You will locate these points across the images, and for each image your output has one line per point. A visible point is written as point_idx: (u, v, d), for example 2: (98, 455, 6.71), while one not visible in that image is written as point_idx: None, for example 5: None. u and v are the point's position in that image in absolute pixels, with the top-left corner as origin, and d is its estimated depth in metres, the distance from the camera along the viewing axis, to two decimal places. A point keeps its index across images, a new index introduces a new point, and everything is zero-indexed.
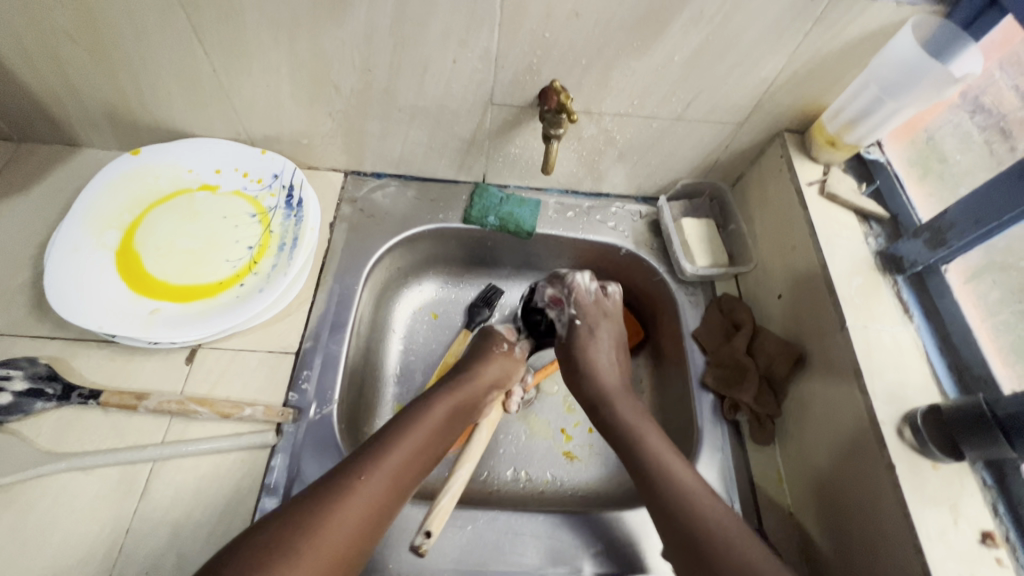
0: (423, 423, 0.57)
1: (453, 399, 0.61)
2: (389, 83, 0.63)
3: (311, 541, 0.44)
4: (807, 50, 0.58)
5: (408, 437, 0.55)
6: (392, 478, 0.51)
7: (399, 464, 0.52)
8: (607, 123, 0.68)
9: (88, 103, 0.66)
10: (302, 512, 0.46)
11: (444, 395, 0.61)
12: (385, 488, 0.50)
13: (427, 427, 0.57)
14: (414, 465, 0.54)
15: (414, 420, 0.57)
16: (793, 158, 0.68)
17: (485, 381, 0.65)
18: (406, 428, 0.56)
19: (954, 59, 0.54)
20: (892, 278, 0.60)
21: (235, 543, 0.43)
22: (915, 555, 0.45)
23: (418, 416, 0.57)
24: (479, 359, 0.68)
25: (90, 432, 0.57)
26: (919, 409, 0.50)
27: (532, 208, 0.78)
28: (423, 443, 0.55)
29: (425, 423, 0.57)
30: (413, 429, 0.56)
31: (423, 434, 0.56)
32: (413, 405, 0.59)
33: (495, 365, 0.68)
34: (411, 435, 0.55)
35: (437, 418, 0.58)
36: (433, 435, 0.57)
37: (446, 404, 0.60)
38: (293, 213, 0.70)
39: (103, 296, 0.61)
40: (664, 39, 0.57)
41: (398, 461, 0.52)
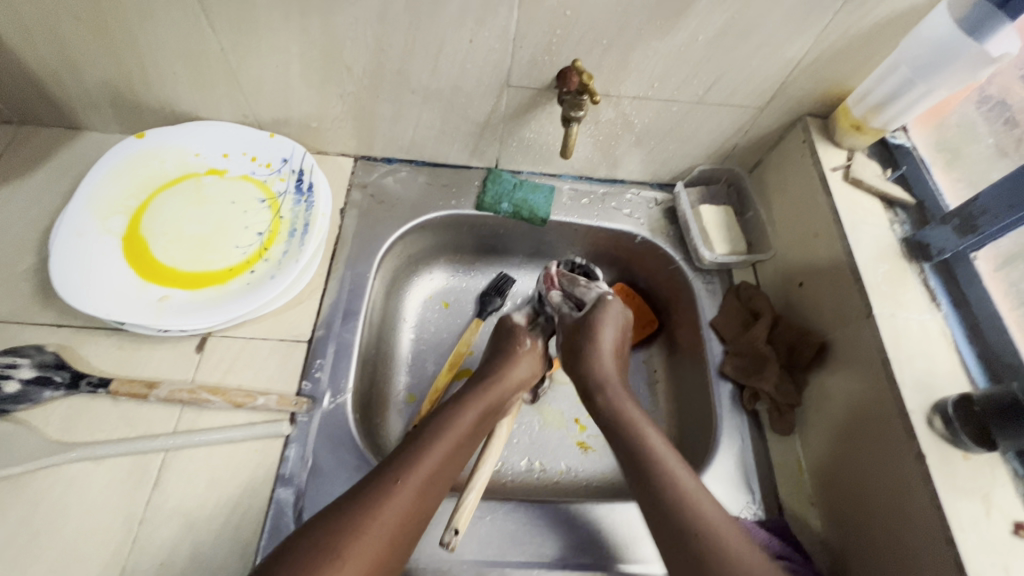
0: (456, 426, 0.55)
1: (483, 400, 0.59)
2: (402, 63, 0.61)
3: (352, 549, 0.44)
4: (835, 30, 0.56)
5: (441, 440, 0.53)
6: (428, 483, 0.50)
7: (434, 469, 0.51)
8: (625, 106, 0.66)
9: (91, 84, 0.64)
10: (343, 518, 0.45)
11: (474, 397, 0.59)
12: (419, 494, 0.49)
13: (458, 430, 0.55)
14: (446, 469, 0.52)
15: (446, 424, 0.55)
16: (816, 143, 0.66)
17: (513, 383, 0.63)
18: (439, 430, 0.54)
19: (991, 37, 0.52)
20: (919, 265, 0.59)
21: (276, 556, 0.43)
22: (946, 546, 0.44)
23: (450, 418, 0.56)
24: (507, 356, 0.65)
25: (99, 421, 0.55)
26: (950, 399, 0.49)
27: (546, 194, 0.77)
28: (454, 446, 0.54)
29: (457, 425, 0.56)
30: (445, 433, 0.54)
31: (454, 438, 0.54)
32: (444, 408, 0.58)
33: (522, 365, 0.65)
34: (445, 438, 0.54)
35: (466, 422, 0.57)
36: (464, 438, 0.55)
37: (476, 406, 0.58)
38: (304, 199, 0.68)
39: (111, 283, 0.59)
40: (690, 18, 0.55)
41: (432, 465, 0.51)
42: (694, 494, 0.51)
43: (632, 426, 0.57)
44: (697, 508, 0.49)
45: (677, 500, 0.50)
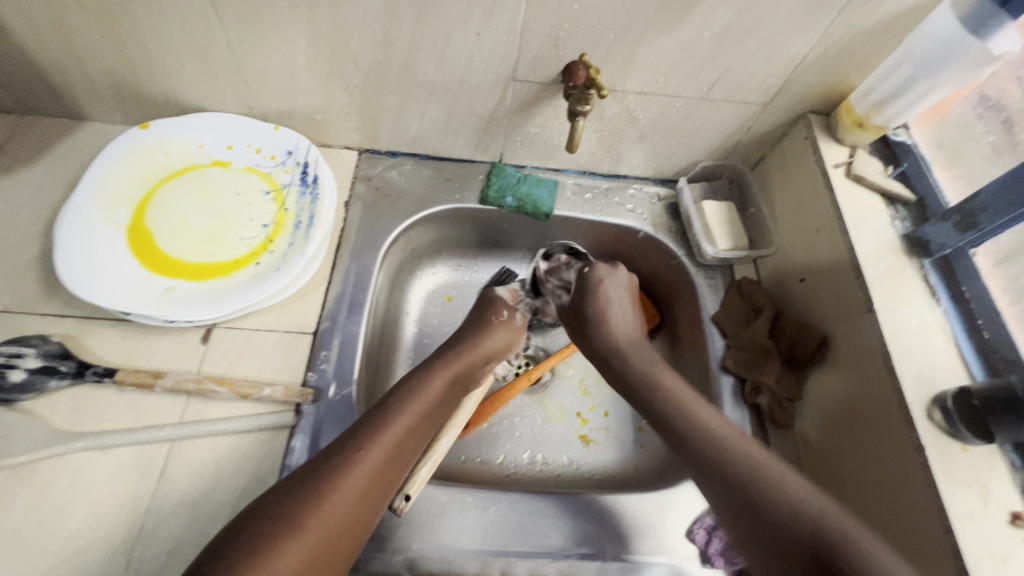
0: (422, 396, 0.55)
1: (452, 369, 0.60)
2: (409, 55, 0.61)
3: (314, 517, 0.45)
4: (840, 27, 0.56)
5: (404, 410, 0.54)
6: (389, 450, 0.51)
7: (398, 437, 0.52)
8: (630, 102, 0.67)
9: (95, 74, 0.64)
10: (306, 487, 0.46)
11: (440, 368, 0.59)
12: (382, 462, 0.50)
13: (423, 398, 0.56)
14: (409, 437, 0.53)
15: (411, 393, 0.55)
16: (818, 140, 0.67)
17: (485, 353, 0.64)
18: (402, 400, 0.55)
19: (995, 34, 0.53)
20: (919, 261, 0.59)
21: (241, 522, 0.44)
22: (945, 536, 0.45)
23: (417, 388, 0.56)
24: (478, 328, 0.66)
25: (105, 411, 0.56)
26: (949, 392, 0.49)
27: (549, 189, 0.77)
28: (417, 414, 0.54)
29: (425, 395, 0.56)
30: (408, 401, 0.55)
31: (419, 406, 0.55)
32: (410, 375, 0.58)
33: (495, 337, 0.66)
34: (411, 408, 0.54)
35: (432, 390, 0.57)
36: (429, 405, 0.56)
37: (444, 376, 0.59)
38: (309, 191, 0.68)
39: (117, 273, 0.59)
40: (697, 14, 0.55)
41: (397, 433, 0.52)
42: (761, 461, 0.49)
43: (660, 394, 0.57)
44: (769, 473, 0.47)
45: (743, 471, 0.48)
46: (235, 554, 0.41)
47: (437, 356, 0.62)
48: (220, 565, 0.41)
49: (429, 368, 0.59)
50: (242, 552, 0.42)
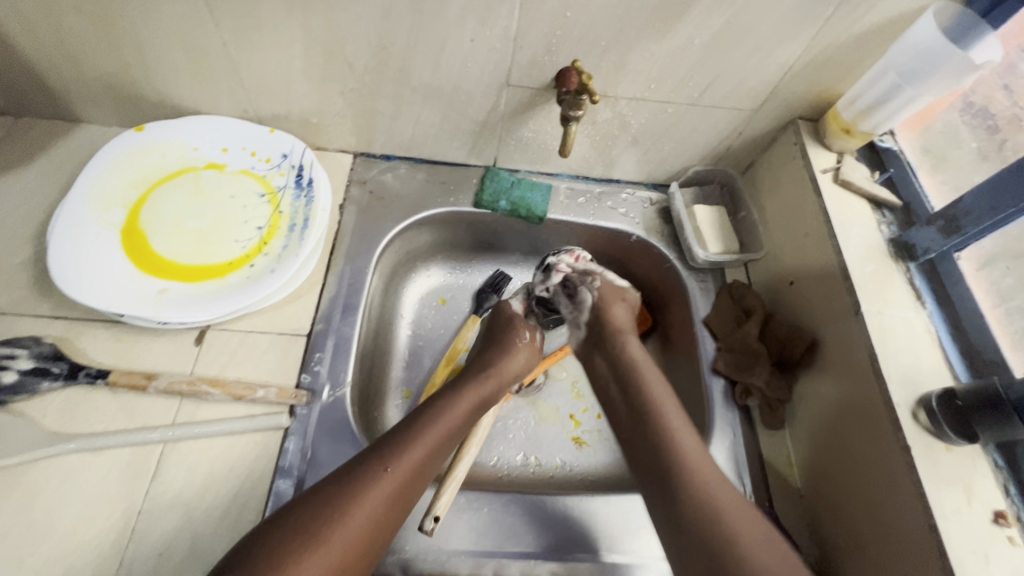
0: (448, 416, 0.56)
1: (479, 391, 0.60)
2: (404, 60, 0.62)
3: (332, 534, 0.44)
4: (826, 36, 0.58)
5: (432, 432, 0.54)
6: (414, 470, 0.50)
7: (423, 458, 0.51)
8: (622, 107, 0.68)
9: (90, 76, 0.64)
10: (326, 502, 0.46)
11: (469, 390, 0.60)
12: (404, 484, 0.49)
13: (448, 420, 0.56)
14: (432, 460, 0.53)
15: (437, 414, 0.56)
16: (807, 145, 0.68)
17: (507, 376, 0.64)
18: (428, 421, 0.54)
19: (975, 45, 0.54)
20: (905, 265, 0.60)
21: (259, 534, 0.44)
22: (930, 534, 0.46)
23: (444, 409, 0.56)
24: (504, 348, 0.66)
25: (97, 412, 0.55)
26: (933, 393, 0.50)
27: (543, 193, 0.78)
28: (441, 436, 0.54)
29: (451, 414, 0.56)
30: (433, 422, 0.55)
31: (443, 429, 0.55)
32: (439, 396, 0.58)
33: (516, 359, 0.66)
34: (437, 429, 0.54)
35: (457, 413, 0.57)
36: (453, 428, 0.56)
37: (471, 398, 0.59)
38: (304, 194, 0.68)
39: (110, 275, 0.59)
40: (687, 21, 0.56)
41: (423, 453, 0.51)
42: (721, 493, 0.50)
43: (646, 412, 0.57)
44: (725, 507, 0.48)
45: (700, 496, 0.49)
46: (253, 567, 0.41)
47: (466, 376, 0.62)
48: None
49: (457, 392, 0.59)
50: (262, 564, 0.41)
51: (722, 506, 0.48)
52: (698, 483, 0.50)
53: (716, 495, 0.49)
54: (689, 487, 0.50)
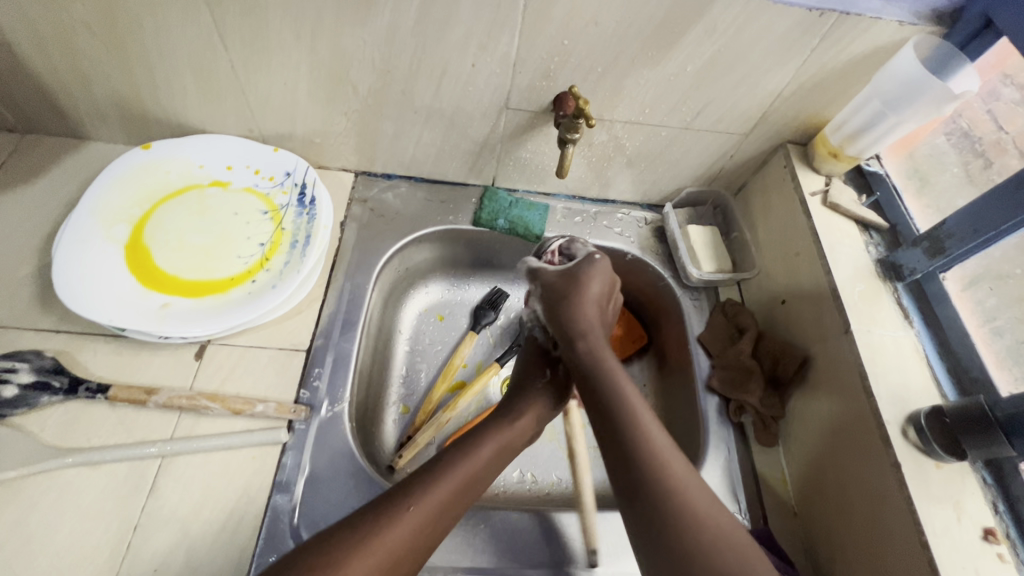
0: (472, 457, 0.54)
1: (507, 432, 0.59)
2: (407, 84, 0.64)
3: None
4: (812, 65, 0.60)
5: (454, 476, 0.52)
6: (437, 512, 0.49)
7: (449, 500, 0.51)
8: (618, 130, 0.70)
9: (99, 94, 0.66)
10: (339, 545, 0.45)
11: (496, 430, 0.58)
12: (417, 531, 0.48)
13: (473, 462, 0.54)
14: (451, 505, 0.51)
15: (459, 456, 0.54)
16: (796, 168, 0.70)
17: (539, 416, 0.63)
18: (449, 466, 0.53)
19: (954, 74, 0.58)
20: (892, 285, 0.62)
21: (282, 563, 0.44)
22: (922, 551, 0.46)
23: (469, 450, 0.55)
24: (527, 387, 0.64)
25: (96, 426, 0.56)
26: (923, 410, 0.52)
27: (541, 212, 0.80)
28: (464, 484, 0.53)
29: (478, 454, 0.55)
30: (457, 469, 0.53)
31: (466, 474, 0.53)
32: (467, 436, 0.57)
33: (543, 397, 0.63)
34: (465, 471, 0.53)
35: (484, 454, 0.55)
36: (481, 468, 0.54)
37: (498, 437, 0.58)
38: (306, 211, 0.70)
39: (113, 289, 0.60)
40: (680, 49, 0.59)
41: (449, 494, 0.51)
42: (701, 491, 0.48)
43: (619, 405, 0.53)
44: (693, 501, 0.47)
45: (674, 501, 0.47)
46: None
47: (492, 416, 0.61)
48: None
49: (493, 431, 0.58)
50: None
51: (696, 509, 0.46)
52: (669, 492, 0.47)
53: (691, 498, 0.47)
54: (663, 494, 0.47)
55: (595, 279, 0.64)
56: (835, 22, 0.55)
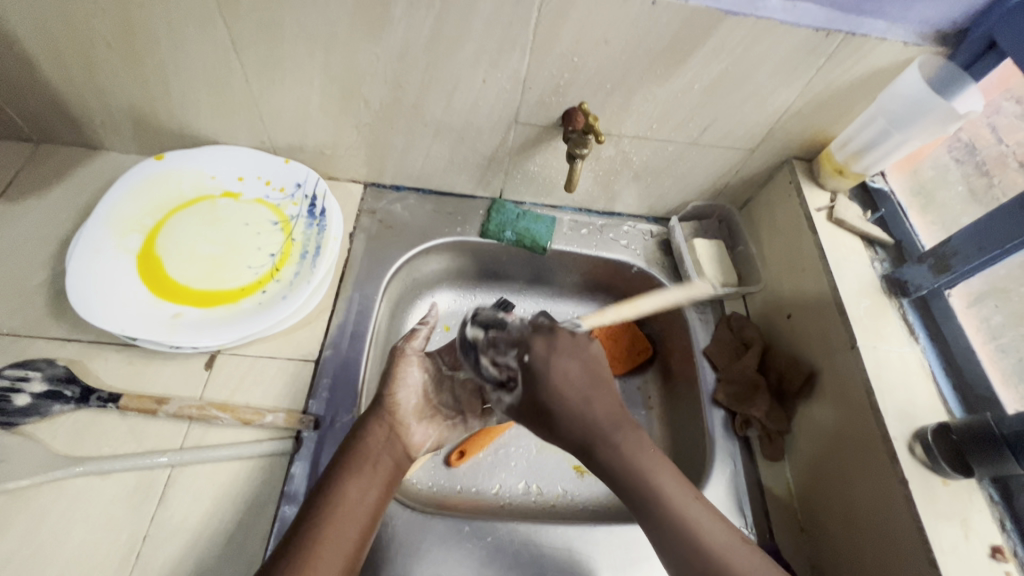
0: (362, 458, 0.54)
1: (382, 432, 0.57)
2: (418, 98, 0.65)
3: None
4: (818, 83, 0.61)
5: (336, 525, 0.49)
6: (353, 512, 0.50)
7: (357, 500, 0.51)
8: (625, 145, 0.71)
9: (114, 106, 0.67)
10: None
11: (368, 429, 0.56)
12: (350, 532, 0.49)
13: (354, 502, 0.51)
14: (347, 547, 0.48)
15: (332, 499, 0.50)
16: (802, 184, 0.71)
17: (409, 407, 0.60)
18: (324, 516, 0.49)
19: (958, 95, 0.58)
20: (898, 301, 0.63)
21: None
22: (930, 568, 0.46)
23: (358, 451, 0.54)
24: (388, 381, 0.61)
25: (107, 435, 0.56)
26: (929, 427, 0.52)
27: (547, 224, 0.81)
28: (346, 530, 0.49)
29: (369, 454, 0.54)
30: (337, 518, 0.49)
31: (345, 519, 0.49)
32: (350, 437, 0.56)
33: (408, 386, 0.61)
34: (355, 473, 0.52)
35: (363, 495, 0.51)
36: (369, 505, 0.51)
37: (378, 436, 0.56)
38: (316, 223, 0.70)
39: (126, 299, 0.61)
40: (687, 67, 0.60)
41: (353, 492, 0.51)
42: (703, 526, 0.49)
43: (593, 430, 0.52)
44: (695, 527, 0.48)
45: (687, 538, 0.48)
46: None
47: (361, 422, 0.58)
48: None
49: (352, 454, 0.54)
50: None
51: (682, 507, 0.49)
52: (671, 529, 0.49)
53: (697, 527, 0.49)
54: (677, 534, 0.48)
55: (566, 372, 0.53)
56: (841, 42, 0.56)
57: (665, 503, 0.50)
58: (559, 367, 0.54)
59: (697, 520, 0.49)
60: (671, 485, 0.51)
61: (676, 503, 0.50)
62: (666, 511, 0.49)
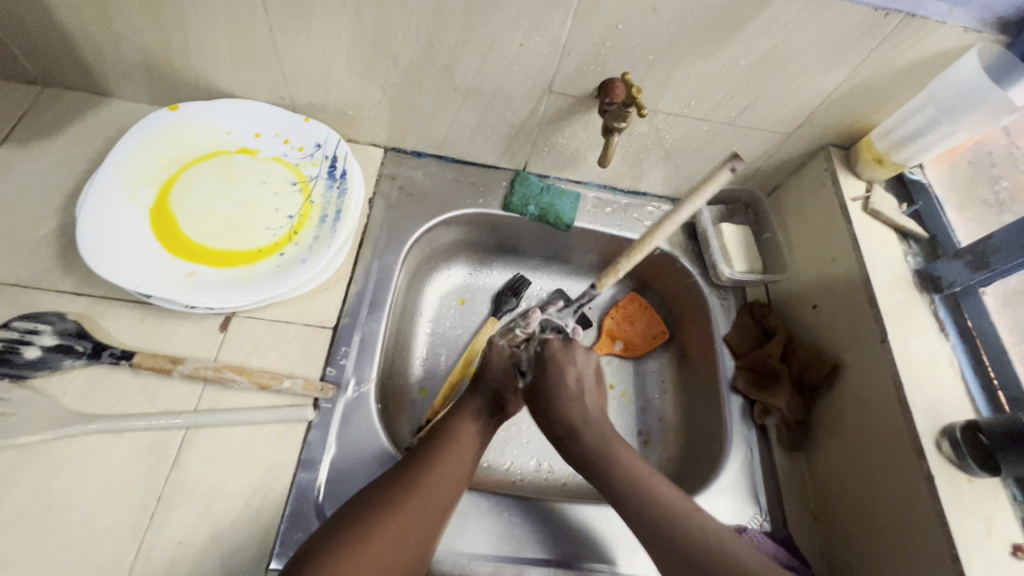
0: (451, 443, 0.56)
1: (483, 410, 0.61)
2: (449, 60, 0.62)
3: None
4: (868, 67, 0.59)
5: (423, 489, 0.51)
6: (433, 493, 0.51)
7: (439, 482, 0.52)
8: (659, 121, 0.68)
9: (127, 50, 0.63)
10: (349, 530, 0.47)
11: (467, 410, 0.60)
12: (426, 514, 0.50)
13: (451, 464, 0.54)
14: (396, 553, 0.47)
15: (426, 463, 0.53)
16: (838, 172, 0.69)
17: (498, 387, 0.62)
18: (381, 511, 0.49)
19: (1015, 85, 0.55)
20: (929, 296, 0.61)
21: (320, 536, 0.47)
22: (952, 563, 0.47)
23: (448, 435, 0.57)
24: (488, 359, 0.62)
25: (119, 393, 0.55)
26: (958, 423, 0.52)
27: (571, 200, 0.77)
28: (426, 502, 0.51)
29: (458, 438, 0.57)
30: (421, 494, 0.51)
31: (424, 503, 0.51)
32: (446, 421, 0.59)
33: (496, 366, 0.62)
34: (445, 454, 0.55)
35: (444, 480, 0.53)
36: (432, 510, 0.51)
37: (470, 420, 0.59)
38: (336, 185, 0.68)
39: (139, 255, 0.59)
40: (735, 42, 0.57)
41: (439, 473, 0.53)
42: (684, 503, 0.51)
43: (599, 445, 0.55)
44: (661, 494, 0.51)
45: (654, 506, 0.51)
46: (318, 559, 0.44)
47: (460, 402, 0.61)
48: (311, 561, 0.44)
49: (449, 430, 0.57)
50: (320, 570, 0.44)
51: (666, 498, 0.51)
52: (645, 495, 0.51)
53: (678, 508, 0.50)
54: (638, 498, 0.51)
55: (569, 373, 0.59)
56: (899, 25, 0.54)
57: (636, 488, 0.52)
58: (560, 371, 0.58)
59: (671, 493, 0.52)
60: (636, 463, 0.54)
61: (650, 489, 0.52)
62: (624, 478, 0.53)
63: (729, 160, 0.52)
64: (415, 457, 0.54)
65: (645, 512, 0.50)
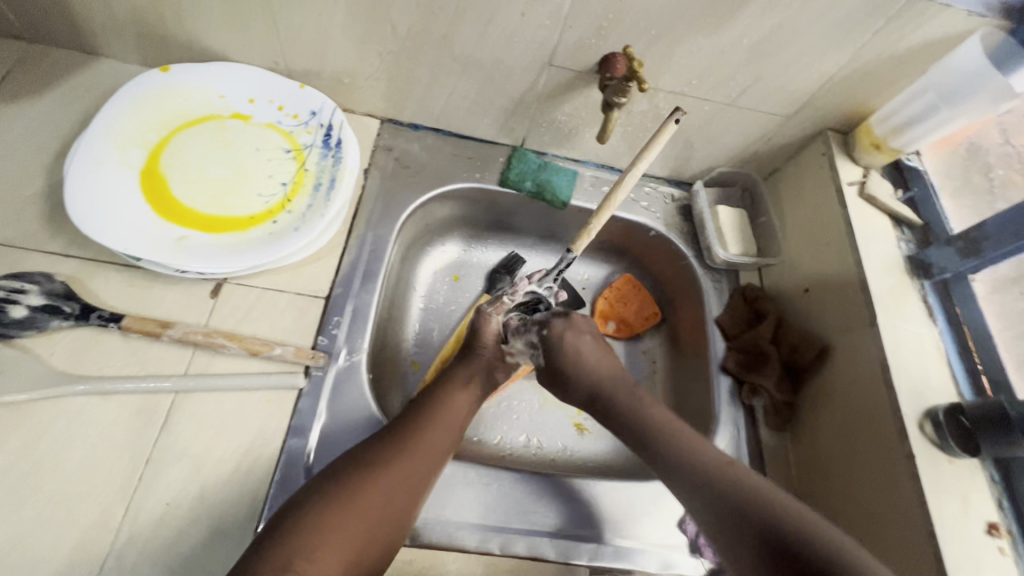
0: (440, 410, 0.56)
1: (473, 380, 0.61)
2: (449, 29, 0.61)
3: (307, 569, 0.42)
4: (871, 49, 0.58)
5: (410, 454, 0.52)
6: (417, 458, 0.52)
7: (423, 447, 0.53)
8: (659, 100, 0.68)
9: (116, 8, 0.61)
10: (332, 492, 0.47)
11: (459, 378, 0.60)
12: (406, 480, 0.50)
13: (441, 430, 0.55)
14: (376, 517, 0.47)
15: (418, 427, 0.54)
16: (836, 157, 0.69)
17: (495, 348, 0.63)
18: (363, 475, 0.49)
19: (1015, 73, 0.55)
20: (920, 282, 0.62)
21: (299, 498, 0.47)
22: (928, 538, 0.48)
23: (437, 403, 0.57)
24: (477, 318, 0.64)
25: (108, 356, 0.54)
26: (941, 406, 0.53)
27: (569, 177, 0.78)
28: (415, 465, 0.51)
29: (446, 408, 0.57)
30: (404, 458, 0.51)
31: (406, 469, 0.51)
32: (435, 389, 0.59)
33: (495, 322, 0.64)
34: (433, 423, 0.55)
35: (428, 449, 0.53)
36: (416, 477, 0.51)
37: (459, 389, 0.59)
38: (331, 153, 0.67)
39: (129, 217, 0.58)
40: (739, 20, 0.56)
41: (423, 441, 0.53)
42: (723, 457, 0.51)
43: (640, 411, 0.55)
44: (703, 456, 0.51)
45: (691, 461, 0.51)
46: (297, 519, 0.45)
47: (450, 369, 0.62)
48: (287, 523, 0.44)
49: (442, 396, 0.58)
50: (296, 531, 0.44)
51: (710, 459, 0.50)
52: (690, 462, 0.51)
53: (713, 457, 0.51)
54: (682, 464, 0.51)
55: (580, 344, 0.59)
56: (904, 6, 0.53)
57: (677, 444, 0.52)
58: (573, 344, 0.59)
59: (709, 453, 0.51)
60: (687, 434, 0.53)
61: (689, 444, 0.52)
62: (673, 437, 0.53)
63: (673, 114, 0.53)
64: (403, 424, 0.54)
65: (705, 478, 0.49)
